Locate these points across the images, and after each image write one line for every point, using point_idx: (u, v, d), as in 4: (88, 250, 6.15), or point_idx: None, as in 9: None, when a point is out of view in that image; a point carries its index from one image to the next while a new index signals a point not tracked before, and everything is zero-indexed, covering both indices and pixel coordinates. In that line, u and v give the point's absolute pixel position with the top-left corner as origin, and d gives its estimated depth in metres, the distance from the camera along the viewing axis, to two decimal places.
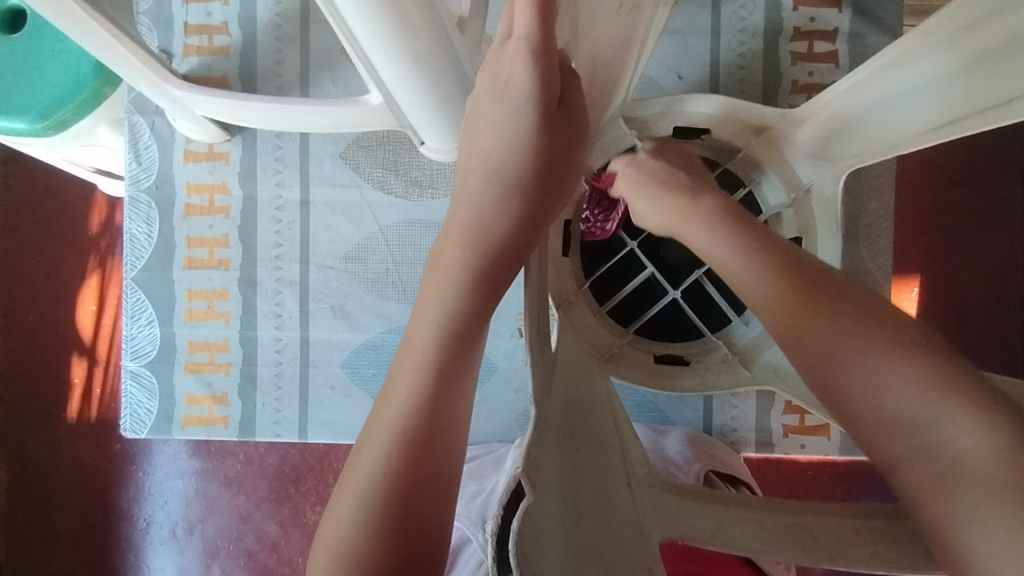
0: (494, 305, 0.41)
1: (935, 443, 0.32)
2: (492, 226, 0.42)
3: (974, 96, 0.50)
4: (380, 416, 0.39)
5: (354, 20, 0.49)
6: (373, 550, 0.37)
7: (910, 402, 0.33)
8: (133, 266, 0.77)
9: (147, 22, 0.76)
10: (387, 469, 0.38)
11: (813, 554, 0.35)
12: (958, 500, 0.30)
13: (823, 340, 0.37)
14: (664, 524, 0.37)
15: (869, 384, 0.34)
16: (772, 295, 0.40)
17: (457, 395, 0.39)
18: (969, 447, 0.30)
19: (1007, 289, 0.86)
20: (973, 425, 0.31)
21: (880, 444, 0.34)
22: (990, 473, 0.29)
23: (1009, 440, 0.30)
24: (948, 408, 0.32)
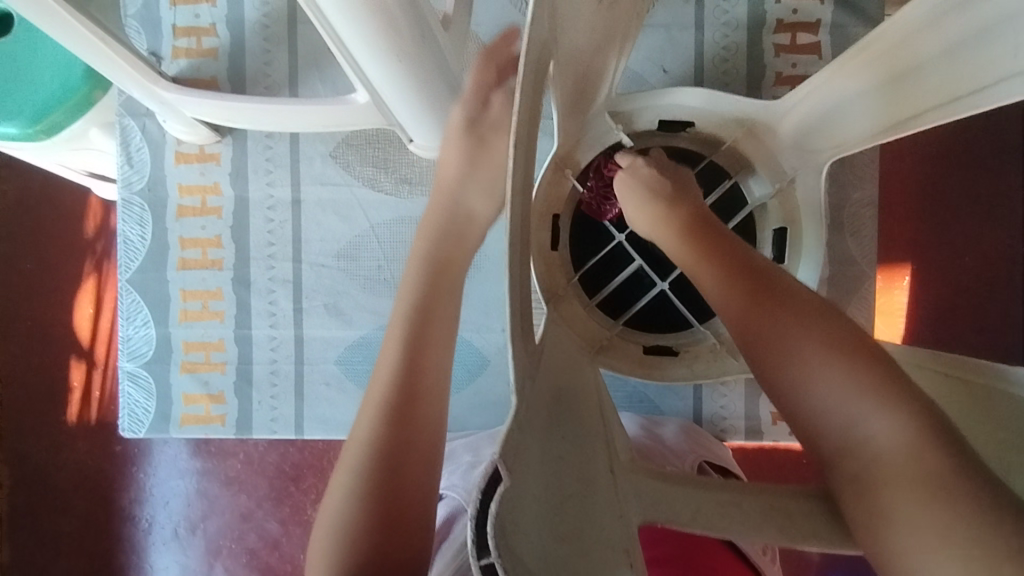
0: (448, 303, 0.55)
1: (860, 439, 0.37)
2: (443, 245, 0.58)
3: (954, 83, 0.50)
4: (370, 396, 0.52)
5: (338, 19, 0.50)
6: (368, 497, 0.48)
7: (842, 403, 0.38)
8: (127, 268, 0.78)
9: (136, 25, 0.76)
10: (375, 436, 0.50)
11: (790, 534, 0.38)
12: (878, 490, 0.36)
13: (769, 340, 0.42)
14: (644, 508, 0.38)
15: (806, 386, 0.40)
16: (726, 297, 0.45)
17: (429, 376, 0.52)
18: (886, 443, 0.36)
19: (992, 276, 0.87)
20: (891, 421, 0.36)
21: (814, 439, 0.39)
22: (905, 466, 0.35)
23: (920, 433, 0.36)
24: (872, 410, 0.37)
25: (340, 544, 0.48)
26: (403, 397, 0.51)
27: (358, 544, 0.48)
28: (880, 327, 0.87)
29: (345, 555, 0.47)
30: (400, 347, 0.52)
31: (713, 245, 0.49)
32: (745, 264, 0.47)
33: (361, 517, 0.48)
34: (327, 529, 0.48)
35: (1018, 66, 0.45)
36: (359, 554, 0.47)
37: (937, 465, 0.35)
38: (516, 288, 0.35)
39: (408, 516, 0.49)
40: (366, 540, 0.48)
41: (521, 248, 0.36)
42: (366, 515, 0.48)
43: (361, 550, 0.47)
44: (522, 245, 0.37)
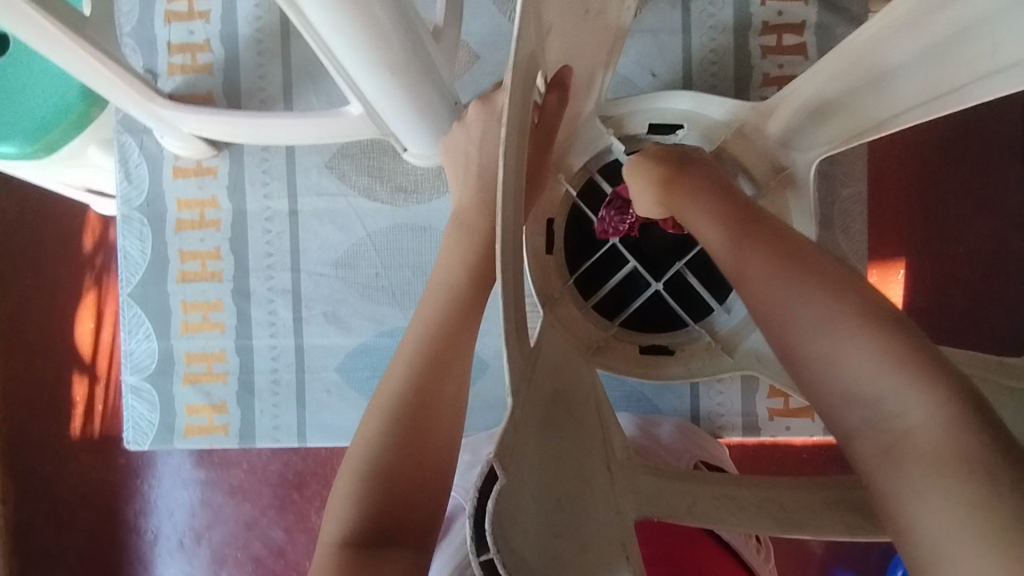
0: (460, 308, 0.55)
1: (890, 415, 0.34)
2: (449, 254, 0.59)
3: (935, 80, 0.52)
4: (379, 396, 0.52)
5: (329, 35, 0.51)
6: (370, 496, 0.48)
7: (870, 374, 0.35)
8: (128, 282, 0.79)
9: (131, 43, 0.77)
10: (384, 435, 0.50)
11: (783, 524, 0.38)
12: (905, 470, 0.33)
13: (795, 308, 0.38)
14: (641, 504, 0.39)
15: (831, 355, 0.36)
16: (748, 264, 0.42)
17: (445, 378, 0.52)
18: (918, 421, 0.33)
19: (983, 267, 0.89)
20: (925, 397, 0.33)
21: (840, 414, 0.36)
22: (935, 447, 0.32)
23: (953, 413, 0.32)
24: (903, 382, 0.34)
25: (351, 504, 0.48)
26: (434, 364, 0.52)
27: (368, 507, 0.48)
28: None
29: (352, 519, 0.47)
30: (423, 323, 0.54)
31: (736, 214, 0.45)
32: (764, 228, 0.44)
33: (374, 479, 0.48)
34: (341, 486, 0.49)
35: (998, 64, 0.47)
36: (365, 520, 0.47)
37: (975, 446, 0.31)
38: (510, 295, 0.36)
39: (419, 489, 0.49)
40: (375, 505, 0.48)
41: (514, 255, 0.37)
42: (379, 478, 0.48)
43: (367, 517, 0.47)
44: (515, 252, 0.37)
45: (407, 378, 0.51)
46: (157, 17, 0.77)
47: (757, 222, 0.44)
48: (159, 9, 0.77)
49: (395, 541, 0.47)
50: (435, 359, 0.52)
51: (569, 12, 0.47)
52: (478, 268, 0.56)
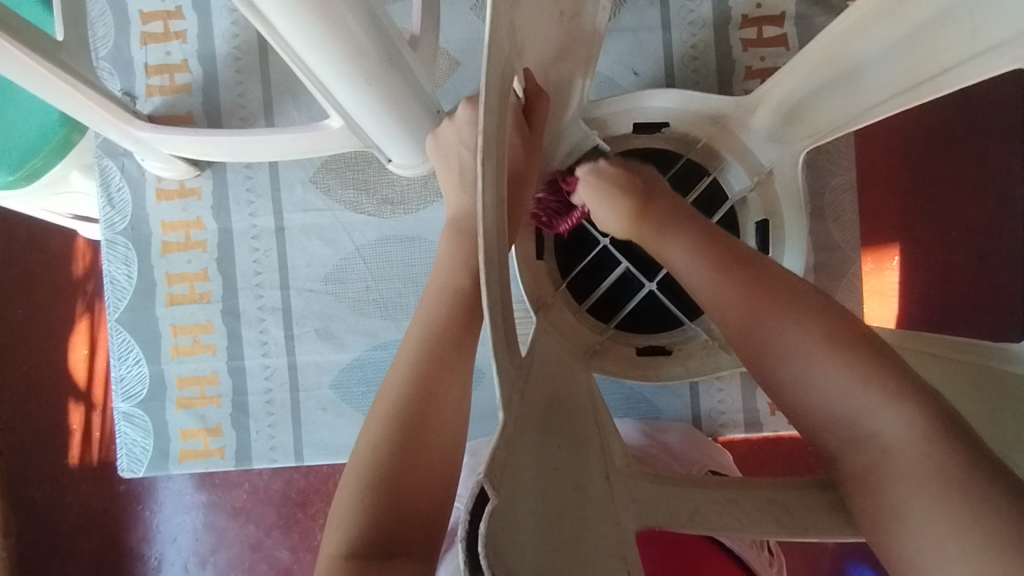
0: (451, 317, 0.53)
1: (869, 435, 0.38)
2: (438, 264, 0.58)
3: (915, 68, 0.51)
4: (372, 412, 0.51)
5: (303, 49, 0.50)
6: (367, 516, 0.47)
7: (844, 398, 0.39)
8: (116, 307, 0.78)
9: (108, 66, 0.77)
10: (376, 454, 0.48)
11: (790, 527, 0.37)
12: (890, 485, 0.36)
13: (768, 339, 0.43)
14: (641, 514, 0.38)
15: (813, 385, 0.41)
16: (722, 296, 0.46)
17: (434, 391, 0.50)
18: (895, 437, 0.37)
19: (977, 247, 0.88)
20: (899, 417, 0.37)
21: (821, 435, 0.40)
22: (916, 462, 0.36)
23: (927, 429, 0.36)
24: (879, 404, 0.38)
25: (356, 512, 0.47)
26: (435, 369, 0.51)
27: (373, 515, 0.47)
28: (877, 311, 0.88)
29: (357, 526, 0.46)
30: (424, 327, 0.53)
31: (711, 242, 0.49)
32: (735, 257, 0.48)
33: (380, 485, 0.47)
34: (347, 491, 0.48)
35: (977, 48, 0.46)
36: (370, 528, 0.46)
37: (950, 463, 0.35)
38: (498, 304, 0.35)
39: (424, 497, 0.48)
40: (379, 514, 0.47)
41: (498, 262, 0.36)
42: (385, 484, 0.47)
43: (372, 525, 0.46)
44: (500, 259, 0.37)
45: (410, 382, 0.50)
46: (133, 38, 0.76)
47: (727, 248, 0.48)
48: (135, 31, 0.76)
49: (399, 552, 0.46)
50: (436, 364, 0.51)
51: (544, 14, 0.47)
52: (466, 277, 0.55)
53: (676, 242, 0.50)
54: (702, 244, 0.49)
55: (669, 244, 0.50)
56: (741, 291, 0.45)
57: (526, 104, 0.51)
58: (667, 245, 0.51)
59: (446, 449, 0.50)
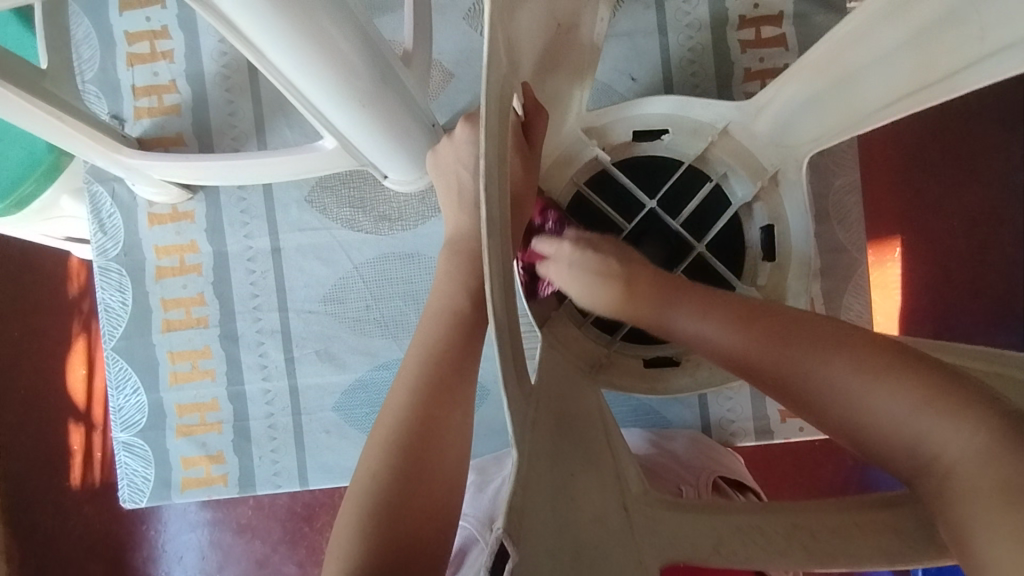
0: (455, 340, 0.52)
1: (929, 458, 0.36)
2: (439, 285, 0.56)
3: (920, 71, 0.50)
4: (373, 439, 0.49)
5: (293, 72, 0.49)
6: (370, 551, 0.44)
7: (906, 425, 0.38)
8: (111, 335, 0.76)
9: (95, 89, 0.75)
10: (380, 484, 0.47)
11: (816, 554, 0.36)
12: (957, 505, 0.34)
13: (810, 385, 0.41)
14: (664, 549, 0.37)
15: (858, 412, 0.39)
16: (749, 349, 0.44)
17: (440, 418, 0.49)
18: (956, 457, 0.35)
19: (983, 239, 0.87)
20: (961, 431, 0.35)
21: (893, 466, 0.39)
22: (985, 477, 0.34)
23: (992, 437, 0.35)
24: (937, 424, 0.36)
25: (357, 544, 0.45)
26: (439, 396, 0.50)
27: (374, 546, 0.44)
28: (877, 300, 0.86)
29: (357, 559, 0.44)
30: (425, 351, 0.52)
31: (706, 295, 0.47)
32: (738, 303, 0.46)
33: (382, 515, 0.45)
34: (347, 522, 0.46)
35: (987, 49, 0.45)
36: (370, 560, 0.44)
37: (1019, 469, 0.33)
38: (506, 338, 0.33)
39: (428, 526, 0.46)
40: (383, 546, 0.44)
41: (504, 294, 0.34)
42: (388, 516, 0.45)
43: (372, 558, 0.44)
44: (506, 290, 0.35)
45: (413, 410, 0.49)
46: (119, 60, 0.75)
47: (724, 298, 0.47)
48: (121, 52, 0.75)
49: None
50: (440, 389, 0.50)
51: (541, 30, 0.45)
52: (468, 300, 0.54)
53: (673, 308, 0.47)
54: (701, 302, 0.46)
55: (670, 315, 0.46)
56: (762, 340, 0.43)
57: (526, 120, 0.50)
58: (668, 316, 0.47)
59: (454, 477, 0.48)
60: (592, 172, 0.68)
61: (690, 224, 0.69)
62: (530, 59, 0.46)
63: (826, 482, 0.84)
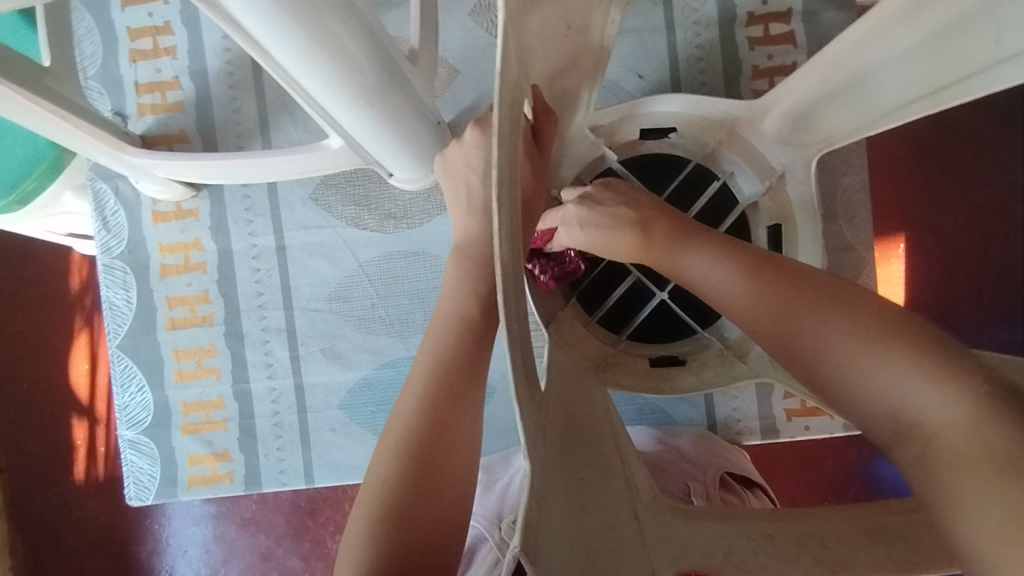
0: (463, 342, 0.52)
1: (912, 420, 0.34)
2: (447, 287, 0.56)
3: (933, 74, 0.49)
4: (382, 442, 0.49)
5: (299, 72, 0.48)
6: (380, 554, 0.44)
7: (891, 386, 0.35)
8: (116, 334, 0.76)
9: (97, 86, 0.75)
10: (389, 487, 0.47)
11: (826, 564, 0.35)
12: (942, 471, 0.33)
13: (805, 339, 0.40)
14: (673, 556, 0.36)
15: (847, 367, 0.38)
16: (752, 301, 0.43)
17: (448, 420, 0.49)
18: (943, 420, 0.33)
19: (990, 237, 0.86)
20: (948, 398, 0.33)
21: (875, 430, 0.37)
22: (966, 445, 0.32)
23: (980, 409, 0.32)
24: (923, 386, 0.34)
25: (366, 548, 0.45)
26: (447, 398, 0.50)
27: (385, 549, 0.44)
28: (882, 298, 0.86)
29: (367, 561, 0.44)
30: (433, 354, 0.52)
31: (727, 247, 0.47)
32: (756, 258, 0.45)
33: (392, 518, 0.45)
34: (357, 524, 0.46)
35: (1000, 55, 0.44)
36: (380, 563, 0.44)
37: (1003, 442, 0.31)
38: (518, 346, 0.33)
39: (437, 530, 0.46)
40: (393, 550, 0.44)
41: (516, 300, 0.34)
42: (397, 519, 0.45)
43: (383, 561, 0.44)
44: (518, 297, 0.34)
45: (421, 413, 0.49)
46: (121, 56, 0.74)
47: (745, 251, 0.46)
48: (123, 48, 0.74)
49: None
50: (448, 392, 0.50)
51: (551, 30, 0.45)
52: (476, 303, 0.54)
53: (698, 256, 0.48)
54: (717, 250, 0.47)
55: (695, 264, 0.47)
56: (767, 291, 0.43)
57: (535, 125, 0.50)
58: (687, 260, 0.48)
59: (463, 479, 0.48)
60: (599, 170, 0.68)
61: (696, 224, 0.69)
62: (540, 60, 0.45)
63: (830, 479, 0.84)
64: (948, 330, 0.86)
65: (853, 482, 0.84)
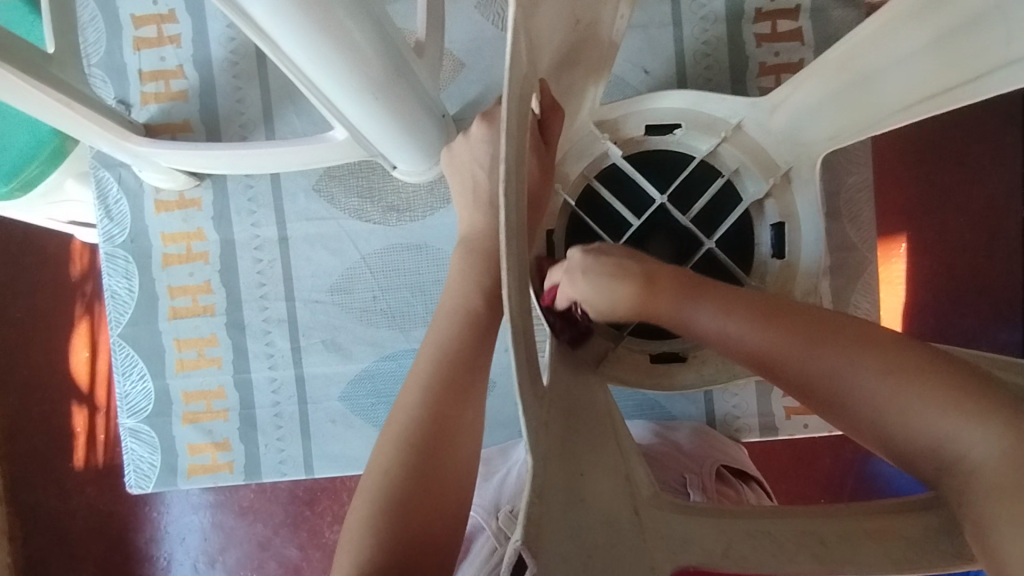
0: (465, 336, 0.52)
1: (954, 458, 0.37)
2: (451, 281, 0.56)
3: (942, 73, 0.49)
4: (383, 434, 0.49)
5: (305, 63, 0.48)
6: (379, 546, 0.44)
7: (930, 425, 0.38)
8: (118, 322, 0.76)
9: (101, 73, 0.74)
10: (389, 479, 0.47)
11: (825, 561, 0.35)
12: (981, 505, 0.35)
13: (836, 385, 0.41)
14: (675, 553, 0.36)
15: (883, 413, 0.39)
16: (773, 350, 0.42)
17: (449, 413, 0.49)
18: (983, 458, 0.36)
19: (993, 238, 0.86)
20: (986, 433, 0.36)
21: (911, 465, 0.39)
22: (1009, 476, 0.35)
23: (1014, 440, 0.36)
24: (963, 427, 0.37)
25: (367, 540, 0.45)
26: (448, 391, 0.50)
27: (385, 539, 0.45)
28: (885, 297, 0.86)
29: (367, 551, 0.44)
30: (435, 347, 0.52)
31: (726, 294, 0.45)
32: (759, 302, 0.44)
33: (392, 510, 0.46)
34: (358, 514, 0.46)
35: (1011, 55, 0.44)
36: (380, 553, 0.44)
37: None
38: (522, 342, 0.33)
39: (437, 522, 0.46)
40: (392, 542, 0.45)
41: (520, 296, 0.34)
42: (397, 511, 0.46)
43: (383, 550, 0.44)
44: (522, 292, 0.34)
45: (423, 406, 0.49)
46: (125, 44, 0.74)
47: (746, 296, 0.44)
48: (127, 36, 0.74)
49: None
50: (450, 386, 0.50)
51: (559, 24, 0.44)
52: (479, 298, 0.54)
53: (697, 305, 0.45)
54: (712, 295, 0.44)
55: (701, 318, 0.44)
56: (790, 339, 0.42)
57: (541, 119, 0.50)
58: (694, 316, 0.44)
59: (464, 472, 0.49)
60: (602, 166, 0.68)
61: (700, 221, 0.68)
62: (548, 54, 0.45)
63: (827, 477, 0.85)
64: (949, 330, 0.86)
65: (849, 480, 0.84)
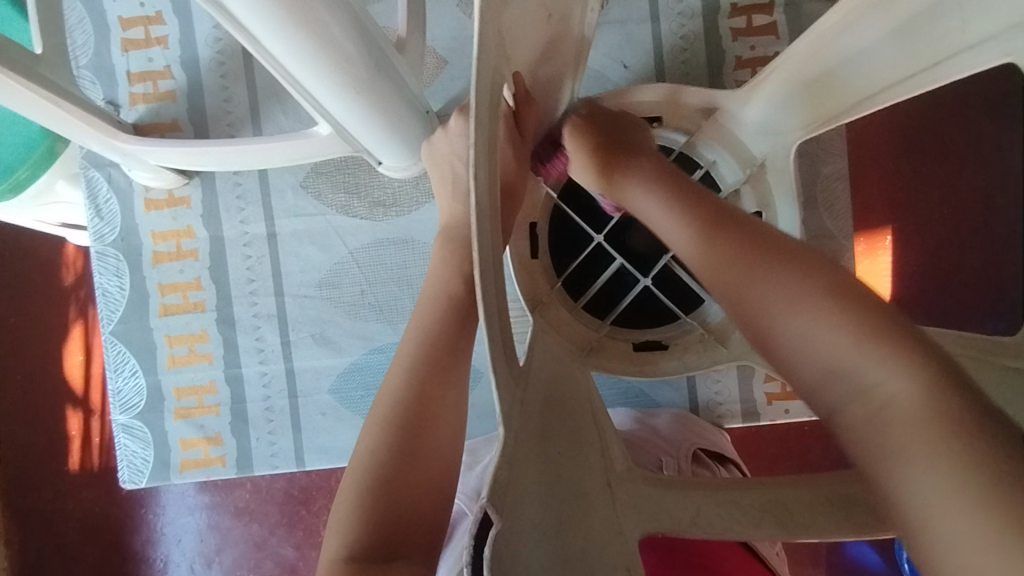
0: (447, 326, 0.53)
1: (864, 388, 0.33)
2: (434, 272, 0.57)
3: (908, 59, 0.51)
4: (372, 416, 0.51)
5: (285, 58, 0.49)
6: (367, 523, 0.46)
7: (843, 352, 0.34)
8: (109, 320, 0.77)
9: (89, 75, 0.75)
10: (375, 460, 0.48)
11: (789, 529, 0.38)
12: (890, 440, 0.31)
13: (757, 296, 0.39)
14: (643, 519, 0.39)
15: (798, 330, 0.36)
16: (710, 257, 0.43)
17: (432, 399, 0.50)
18: (898, 390, 0.31)
19: (973, 228, 0.88)
20: (900, 366, 0.32)
21: (817, 390, 0.35)
22: (920, 412, 0.30)
23: (932, 379, 0.31)
24: (878, 356, 0.33)
25: (356, 516, 0.46)
26: (432, 377, 0.51)
27: (371, 516, 0.46)
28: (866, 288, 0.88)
29: (356, 530, 0.46)
30: (422, 335, 0.53)
31: (691, 205, 0.47)
32: (711, 218, 0.45)
33: (379, 489, 0.47)
34: (346, 494, 0.48)
35: (969, 40, 0.46)
36: (368, 529, 0.46)
37: (959, 411, 0.30)
38: (495, 318, 0.34)
39: (422, 500, 0.48)
40: (380, 517, 0.46)
41: (494, 275, 0.35)
42: (385, 490, 0.47)
43: (370, 527, 0.46)
44: (495, 271, 0.36)
45: (409, 390, 0.50)
46: (113, 46, 0.75)
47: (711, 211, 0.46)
48: (115, 37, 0.75)
49: (400, 554, 0.45)
50: (435, 370, 0.51)
51: (530, 17, 0.46)
52: (462, 284, 0.55)
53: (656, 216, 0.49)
54: (685, 209, 0.47)
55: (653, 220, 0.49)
56: (726, 256, 0.42)
57: (517, 110, 0.52)
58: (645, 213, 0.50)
59: (449, 453, 0.50)
60: None
61: None
62: (522, 44, 0.46)
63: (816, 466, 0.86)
64: (931, 318, 0.88)
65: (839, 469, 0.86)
